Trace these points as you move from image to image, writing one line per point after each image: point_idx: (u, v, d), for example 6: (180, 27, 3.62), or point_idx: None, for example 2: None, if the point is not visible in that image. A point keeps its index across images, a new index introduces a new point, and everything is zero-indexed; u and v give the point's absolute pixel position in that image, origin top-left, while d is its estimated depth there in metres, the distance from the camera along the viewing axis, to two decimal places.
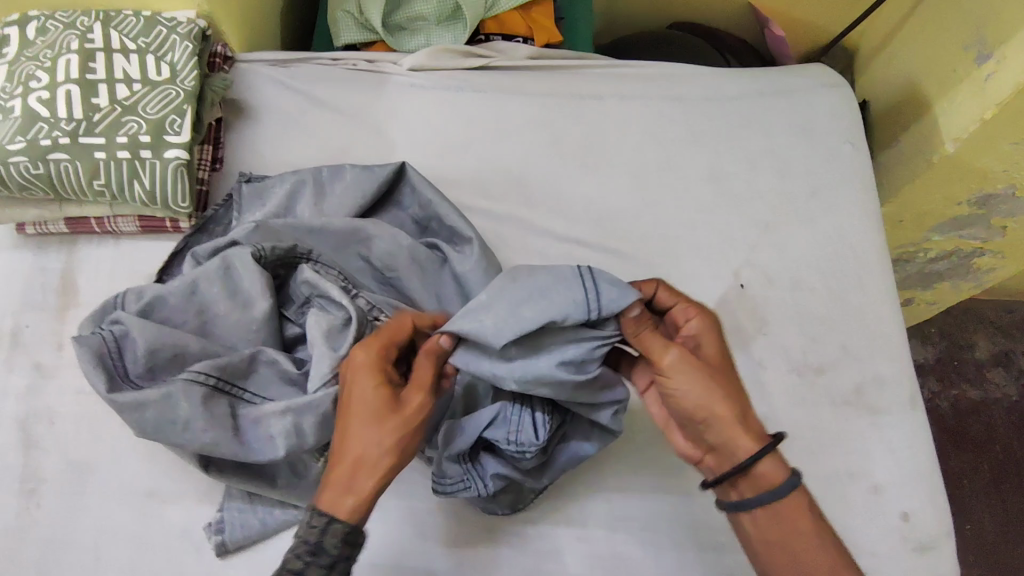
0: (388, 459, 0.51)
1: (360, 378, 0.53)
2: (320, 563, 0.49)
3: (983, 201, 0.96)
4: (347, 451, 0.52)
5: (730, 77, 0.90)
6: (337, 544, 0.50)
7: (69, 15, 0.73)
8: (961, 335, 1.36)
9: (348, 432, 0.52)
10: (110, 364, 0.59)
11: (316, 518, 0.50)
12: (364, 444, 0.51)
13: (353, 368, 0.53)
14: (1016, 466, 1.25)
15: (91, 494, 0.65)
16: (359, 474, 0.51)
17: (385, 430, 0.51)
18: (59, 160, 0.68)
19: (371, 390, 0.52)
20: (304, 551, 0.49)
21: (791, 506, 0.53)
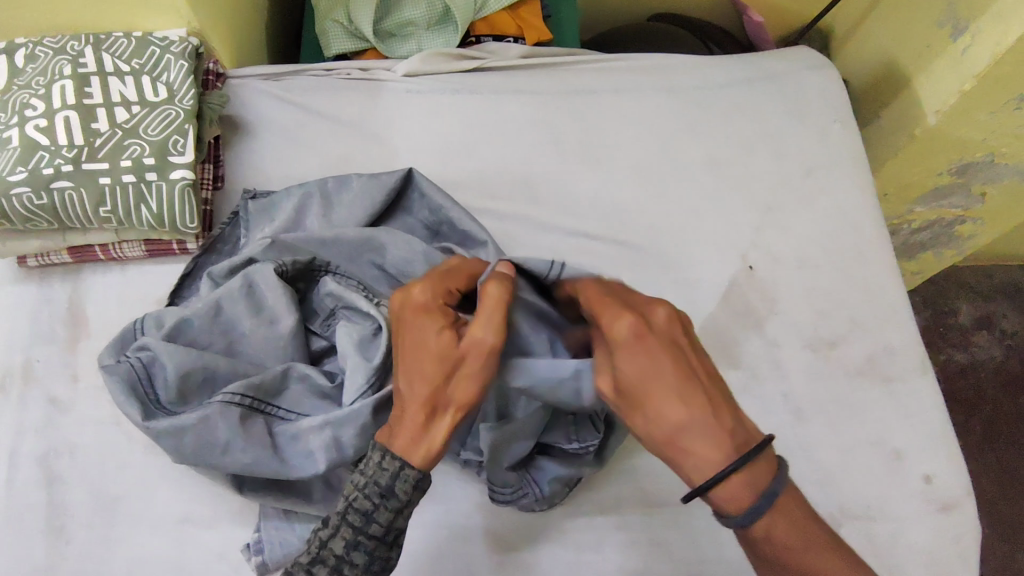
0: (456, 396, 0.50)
1: (416, 318, 0.52)
2: (390, 505, 0.49)
3: (962, 170, 0.99)
4: (415, 395, 0.50)
5: (719, 64, 0.92)
6: (407, 489, 0.49)
7: (58, 41, 0.73)
8: (944, 302, 1.40)
9: (413, 372, 0.51)
10: (143, 393, 0.60)
11: (388, 460, 0.50)
12: (431, 382, 0.50)
13: (412, 311, 0.52)
14: (1006, 423, 1.29)
15: (122, 526, 0.64)
16: (429, 417, 0.50)
17: (448, 364, 0.50)
18: (64, 189, 0.68)
19: (431, 328, 0.51)
20: (375, 492, 0.49)
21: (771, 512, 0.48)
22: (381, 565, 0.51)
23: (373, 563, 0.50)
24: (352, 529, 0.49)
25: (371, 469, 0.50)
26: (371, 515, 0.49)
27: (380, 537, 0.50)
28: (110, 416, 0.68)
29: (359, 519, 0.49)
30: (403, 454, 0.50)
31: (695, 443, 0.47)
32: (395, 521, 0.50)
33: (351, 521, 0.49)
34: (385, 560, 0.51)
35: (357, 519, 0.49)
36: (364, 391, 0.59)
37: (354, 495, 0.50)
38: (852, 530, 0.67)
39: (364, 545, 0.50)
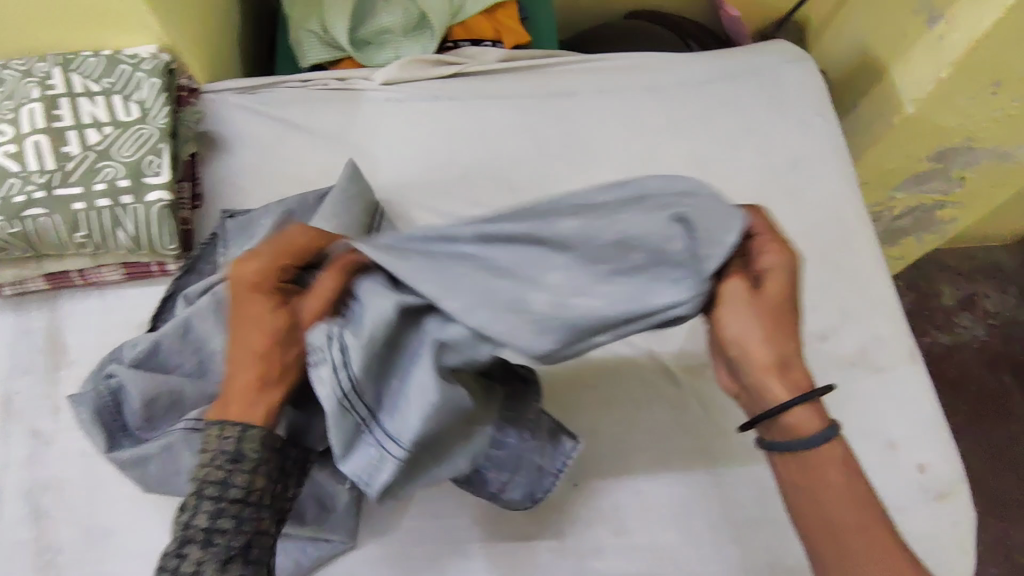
0: (278, 378, 0.51)
1: (245, 302, 0.52)
2: (244, 467, 0.48)
3: (942, 155, 1.00)
4: (248, 363, 0.51)
5: (698, 61, 0.92)
6: (256, 448, 0.49)
7: (24, 62, 0.71)
8: (927, 285, 1.42)
9: (235, 352, 0.51)
10: (110, 421, 0.61)
11: (229, 429, 0.48)
12: (269, 356, 0.51)
13: (245, 291, 0.53)
14: (992, 402, 1.31)
15: (113, 558, 0.62)
16: (263, 385, 0.50)
17: (287, 348, 0.51)
18: (37, 216, 0.67)
19: (266, 310, 0.52)
20: (225, 459, 0.48)
21: (821, 457, 0.50)
22: (251, 527, 0.48)
23: (244, 525, 0.47)
24: (211, 501, 0.46)
25: (212, 441, 0.48)
26: (227, 480, 0.47)
27: (241, 499, 0.47)
28: (96, 446, 0.66)
29: (212, 487, 0.47)
30: (238, 420, 0.49)
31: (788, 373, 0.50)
32: (253, 481, 0.48)
33: (209, 493, 0.47)
34: (253, 527, 0.48)
35: (213, 490, 0.47)
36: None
37: (204, 471, 0.47)
38: None
39: (228, 511, 0.47)
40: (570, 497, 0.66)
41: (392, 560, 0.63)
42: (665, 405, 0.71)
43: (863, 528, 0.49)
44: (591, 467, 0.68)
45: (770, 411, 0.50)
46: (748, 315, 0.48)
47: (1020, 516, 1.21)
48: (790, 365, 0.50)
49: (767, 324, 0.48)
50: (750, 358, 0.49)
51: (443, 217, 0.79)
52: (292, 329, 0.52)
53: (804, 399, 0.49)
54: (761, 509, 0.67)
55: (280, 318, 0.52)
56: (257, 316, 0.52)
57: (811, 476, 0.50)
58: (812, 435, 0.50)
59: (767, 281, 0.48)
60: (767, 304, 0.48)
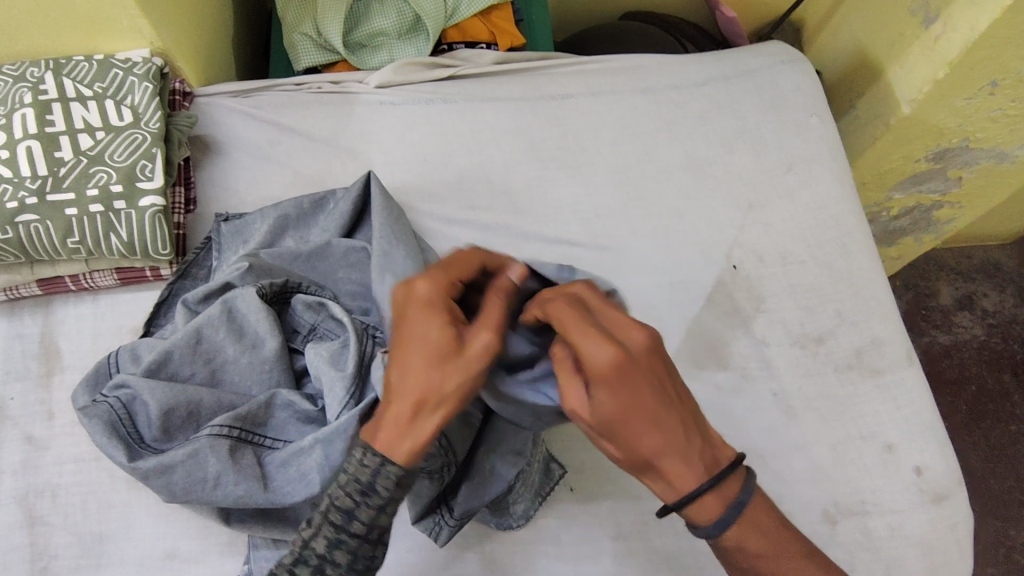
0: (441, 407, 0.47)
1: (418, 315, 0.49)
2: (372, 503, 0.46)
3: (939, 155, 1.00)
4: (405, 386, 0.47)
5: (693, 62, 0.91)
6: (390, 485, 0.46)
7: (16, 68, 0.71)
8: (925, 285, 1.41)
9: (402, 367, 0.47)
10: (125, 434, 0.59)
11: (369, 457, 0.46)
12: (427, 384, 0.47)
13: (415, 306, 0.49)
14: (991, 401, 1.31)
15: (107, 564, 0.62)
16: (419, 412, 0.47)
17: (445, 374, 0.47)
18: (29, 222, 0.67)
19: (434, 329, 0.48)
20: (356, 489, 0.46)
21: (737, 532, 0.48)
22: (366, 563, 0.48)
23: (357, 563, 0.48)
24: (335, 528, 0.47)
25: (354, 466, 0.47)
26: (353, 512, 0.46)
27: (363, 535, 0.47)
28: (90, 452, 0.66)
29: (340, 518, 0.46)
30: (384, 452, 0.46)
31: (674, 462, 0.46)
32: (378, 518, 0.47)
33: (333, 520, 0.47)
34: (370, 558, 0.48)
35: (339, 519, 0.46)
36: (345, 405, 0.58)
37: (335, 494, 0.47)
38: (848, 526, 0.67)
39: (346, 544, 0.47)
40: (566, 501, 0.66)
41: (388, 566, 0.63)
42: None
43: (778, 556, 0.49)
44: (586, 471, 0.67)
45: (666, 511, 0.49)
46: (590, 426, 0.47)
47: (1020, 516, 1.21)
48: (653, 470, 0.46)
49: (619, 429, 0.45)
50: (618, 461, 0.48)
51: (438, 220, 0.78)
52: (459, 349, 0.47)
53: (710, 479, 0.47)
54: None
55: (433, 341, 0.47)
56: (424, 328, 0.48)
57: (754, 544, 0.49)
58: (714, 523, 0.48)
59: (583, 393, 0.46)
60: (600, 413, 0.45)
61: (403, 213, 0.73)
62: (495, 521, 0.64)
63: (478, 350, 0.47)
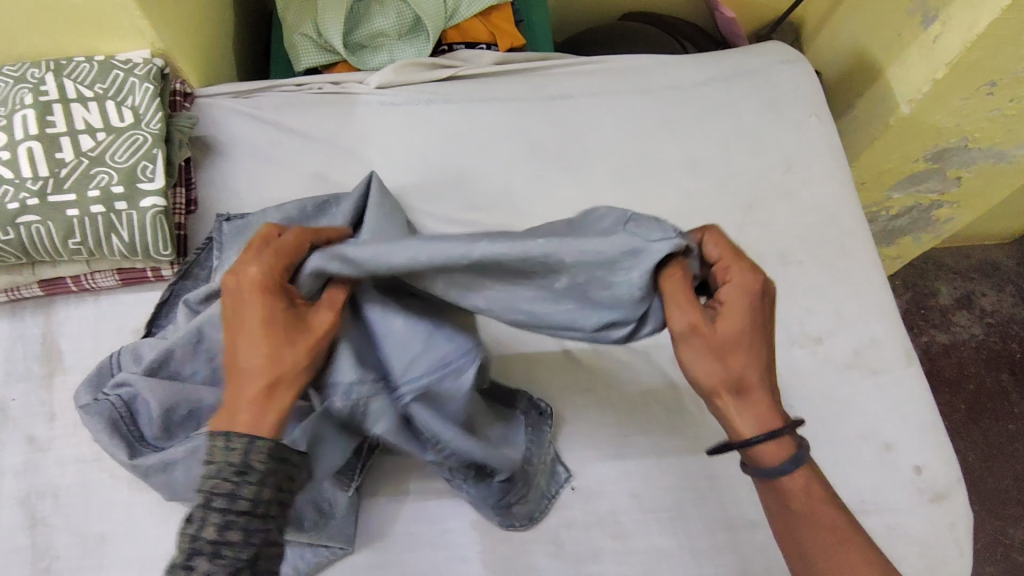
0: (271, 385, 0.50)
1: (249, 300, 0.51)
2: (249, 480, 0.47)
3: (937, 155, 1.00)
4: (258, 365, 0.50)
5: (693, 63, 0.92)
6: (262, 458, 0.47)
7: (17, 69, 0.71)
8: (924, 284, 1.42)
9: (248, 347, 0.50)
10: (127, 432, 0.60)
11: (236, 439, 0.47)
12: (271, 363, 0.50)
13: (248, 288, 0.51)
14: (989, 400, 1.31)
15: (108, 565, 0.62)
16: (271, 392, 0.50)
17: (276, 356, 0.50)
18: (30, 223, 0.67)
19: (258, 316, 0.51)
20: (231, 470, 0.47)
21: (796, 485, 0.52)
22: (262, 539, 0.47)
23: (251, 539, 0.46)
24: (218, 512, 0.46)
25: (218, 451, 0.47)
26: (236, 492, 0.46)
27: (250, 511, 0.46)
28: (91, 453, 0.66)
29: (222, 499, 0.46)
30: (245, 431, 0.48)
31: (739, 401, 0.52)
32: (261, 494, 0.47)
33: (217, 501, 0.46)
34: (263, 540, 0.47)
35: (222, 500, 0.46)
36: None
37: (211, 481, 0.46)
38: None
39: (235, 522, 0.46)
40: (567, 500, 0.66)
41: (390, 566, 0.63)
42: (660, 409, 0.71)
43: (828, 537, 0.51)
44: (587, 471, 0.67)
45: (738, 443, 0.52)
46: (703, 346, 0.50)
47: (1018, 515, 1.21)
48: (750, 392, 0.52)
49: (721, 354, 0.51)
50: (706, 384, 0.52)
51: (439, 221, 0.78)
52: (274, 335, 0.50)
53: (772, 432, 0.51)
54: (758, 512, 0.67)
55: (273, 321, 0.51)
56: (258, 315, 0.51)
57: (794, 503, 0.52)
58: (781, 461, 0.52)
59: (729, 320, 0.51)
60: (728, 335, 0.51)
61: (406, 215, 0.73)
62: (497, 520, 0.64)
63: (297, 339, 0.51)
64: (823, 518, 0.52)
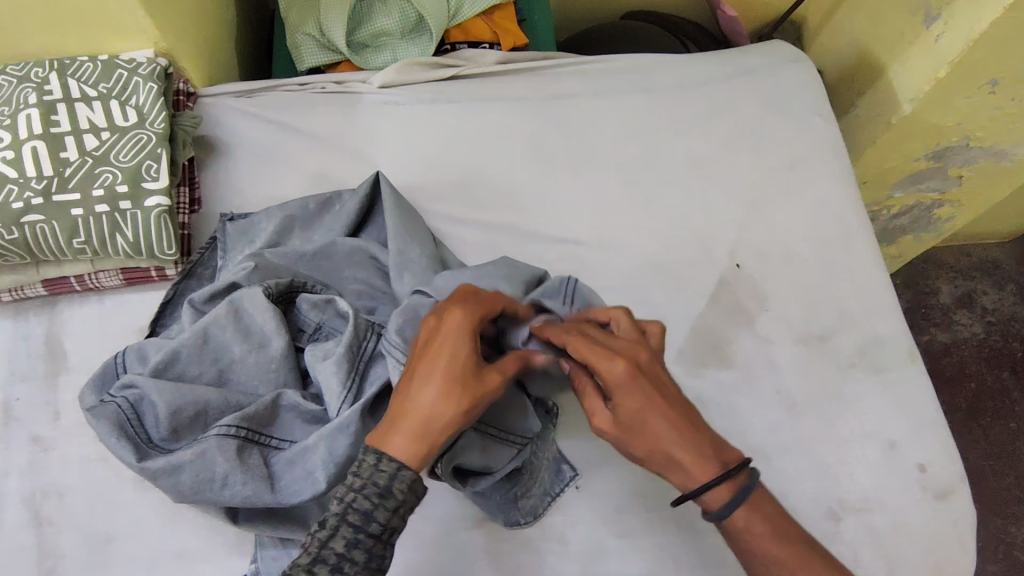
0: (465, 417, 0.49)
1: (455, 336, 0.50)
2: (388, 505, 0.46)
3: (940, 154, 1.00)
4: (428, 403, 0.48)
5: (696, 62, 0.92)
6: (405, 487, 0.46)
7: (21, 68, 0.70)
8: (925, 283, 1.42)
9: (429, 384, 0.49)
10: (133, 434, 0.59)
11: (384, 461, 0.46)
12: (449, 398, 0.48)
13: (455, 326, 0.51)
14: (990, 399, 1.31)
15: (113, 564, 0.62)
16: (435, 428, 0.48)
17: (452, 399, 0.48)
18: (35, 222, 0.67)
19: (464, 351, 0.50)
20: (373, 491, 0.46)
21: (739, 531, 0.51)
22: (378, 565, 0.47)
23: (372, 562, 0.46)
24: (353, 529, 0.45)
25: (364, 472, 0.46)
26: (371, 513, 0.46)
27: (378, 536, 0.46)
28: (96, 452, 0.66)
29: (357, 518, 0.45)
30: (393, 457, 0.47)
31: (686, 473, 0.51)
32: (392, 520, 0.46)
33: (351, 521, 0.45)
34: (381, 561, 0.47)
35: (358, 519, 0.45)
36: (344, 401, 0.59)
37: (351, 496, 0.46)
38: (852, 522, 0.68)
39: (364, 546, 0.46)
40: (572, 499, 0.66)
41: (395, 565, 0.63)
42: None
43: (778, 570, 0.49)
44: (593, 471, 0.68)
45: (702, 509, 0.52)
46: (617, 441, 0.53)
47: (1019, 513, 1.21)
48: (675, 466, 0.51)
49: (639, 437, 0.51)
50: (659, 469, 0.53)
51: (442, 220, 0.78)
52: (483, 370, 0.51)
53: (723, 473, 0.50)
54: None
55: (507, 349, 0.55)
56: (455, 352, 0.50)
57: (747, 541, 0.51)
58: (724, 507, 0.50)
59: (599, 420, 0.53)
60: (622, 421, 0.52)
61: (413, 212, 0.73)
62: (502, 518, 0.64)
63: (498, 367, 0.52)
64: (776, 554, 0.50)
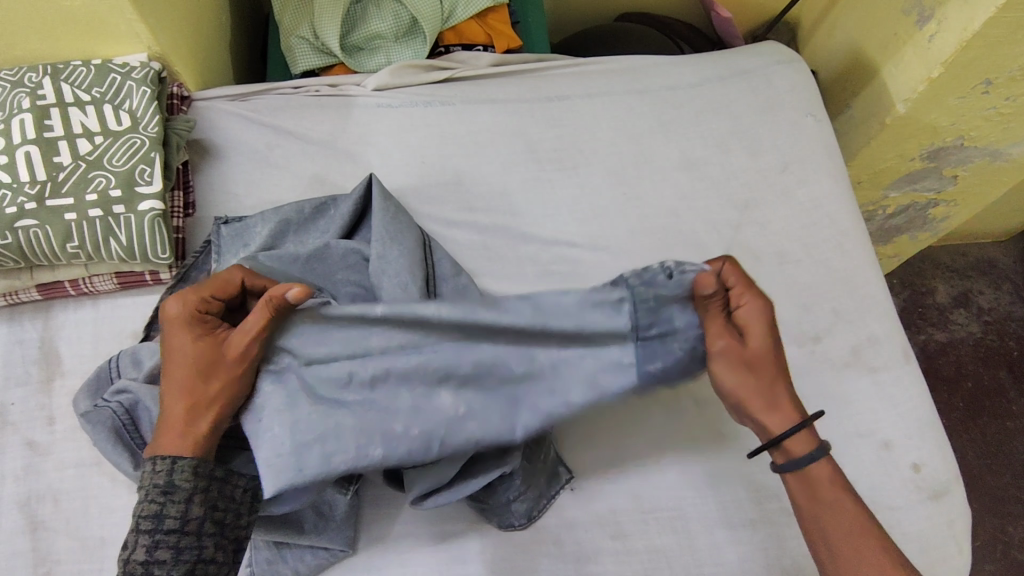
0: (214, 409, 0.54)
1: (177, 334, 0.55)
2: (175, 499, 0.52)
3: (933, 154, 1.00)
4: (178, 400, 0.54)
5: (689, 63, 0.92)
6: (187, 477, 0.53)
7: (14, 73, 0.71)
8: (921, 283, 1.42)
9: (177, 384, 0.54)
10: (129, 439, 0.60)
11: (160, 462, 0.52)
12: (190, 394, 0.54)
13: (172, 327, 0.55)
14: (987, 398, 1.31)
15: (107, 568, 0.62)
16: (192, 420, 0.54)
17: (195, 393, 0.54)
18: (29, 227, 0.67)
19: (187, 353, 0.55)
20: (157, 492, 0.52)
21: (820, 472, 0.55)
22: (194, 554, 0.52)
23: (183, 555, 0.52)
24: (148, 534, 0.51)
25: (149, 476, 0.52)
26: (161, 512, 0.51)
27: (179, 529, 0.52)
28: (91, 456, 0.66)
29: (150, 521, 0.51)
30: (168, 453, 0.53)
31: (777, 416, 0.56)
32: (188, 510, 0.52)
33: (144, 526, 0.51)
34: (199, 551, 0.52)
35: (150, 523, 0.51)
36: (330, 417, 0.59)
37: (140, 507, 0.52)
38: None
39: (166, 542, 0.51)
40: (567, 501, 0.66)
41: (388, 568, 0.63)
42: (656, 408, 0.71)
43: (851, 534, 0.53)
44: (588, 472, 0.68)
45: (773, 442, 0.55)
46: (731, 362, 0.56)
47: (1016, 512, 1.22)
48: (777, 399, 0.56)
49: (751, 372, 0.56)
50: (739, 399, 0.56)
51: (436, 222, 0.78)
52: (218, 358, 0.54)
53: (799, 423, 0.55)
54: (756, 511, 0.67)
55: (264, 305, 0.53)
56: (185, 358, 0.55)
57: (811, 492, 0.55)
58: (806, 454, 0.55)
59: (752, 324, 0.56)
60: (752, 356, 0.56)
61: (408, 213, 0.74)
62: (496, 520, 0.64)
63: (240, 348, 0.54)
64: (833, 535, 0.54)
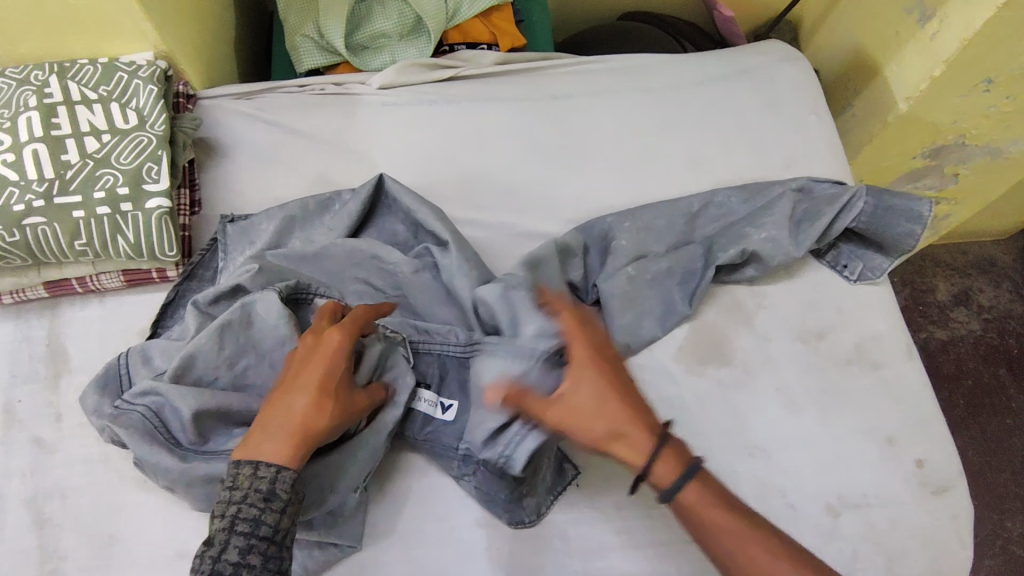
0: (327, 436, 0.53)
1: (328, 356, 0.55)
2: (274, 508, 0.49)
3: (935, 152, 1.01)
4: (302, 416, 0.52)
5: (693, 62, 0.92)
6: (287, 489, 0.50)
7: (21, 70, 0.71)
8: (922, 281, 1.43)
9: (300, 399, 0.53)
10: (164, 440, 0.59)
11: (264, 469, 0.50)
12: (307, 413, 0.52)
13: (326, 348, 0.55)
14: (987, 395, 1.32)
15: (115, 565, 0.62)
16: (302, 441, 0.52)
17: (324, 413, 0.53)
18: (36, 225, 0.67)
19: (332, 377, 0.54)
20: (258, 497, 0.49)
21: (690, 500, 0.54)
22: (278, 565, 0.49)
23: (269, 564, 0.48)
24: (243, 537, 0.48)
25: (246, 481, 0.49)
26: (258, 518, 0.48)
27: (270, 536, 0.49)
28: (99, 453, 0.66)
29: (246, 526, 0.48)
30: (273, 463, 0.50)
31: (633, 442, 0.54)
32: (281, 520, 0.49)
33: (240, 530, 0.48)
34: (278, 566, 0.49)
35: (246, 526, 0.48)
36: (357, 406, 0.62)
37: (235, 509, 0.48)
38: (851, 520, 0.68)
39: (257, 548, 0.48)
40: (573, 497, 0.67)
41: (396, 564, 0.63)
42: (661, 405, 0.71)
43: (755, 538, 0.53)
44: (594, 469, 0.68)
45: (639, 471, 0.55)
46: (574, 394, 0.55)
47: (1016, 509, 1.22)
48: (627, 435, 0.54)
49: (601, 404, 0.55)
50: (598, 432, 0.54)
51: None
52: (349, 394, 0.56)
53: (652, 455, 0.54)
54: (761, 506, 0.68)
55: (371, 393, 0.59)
56: (327, 372, 0.54)
57: (697, 514, 0.54)
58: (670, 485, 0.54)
59: (571, 376, 0.56)
60: (596, 379, 0.55)
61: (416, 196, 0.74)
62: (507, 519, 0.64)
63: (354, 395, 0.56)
64: (733, 547, 0.53)
